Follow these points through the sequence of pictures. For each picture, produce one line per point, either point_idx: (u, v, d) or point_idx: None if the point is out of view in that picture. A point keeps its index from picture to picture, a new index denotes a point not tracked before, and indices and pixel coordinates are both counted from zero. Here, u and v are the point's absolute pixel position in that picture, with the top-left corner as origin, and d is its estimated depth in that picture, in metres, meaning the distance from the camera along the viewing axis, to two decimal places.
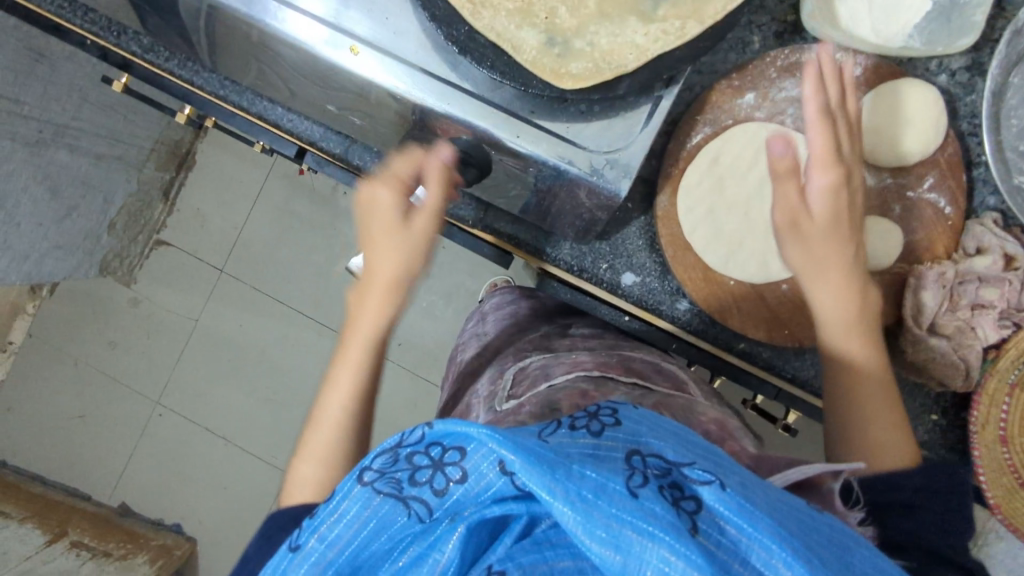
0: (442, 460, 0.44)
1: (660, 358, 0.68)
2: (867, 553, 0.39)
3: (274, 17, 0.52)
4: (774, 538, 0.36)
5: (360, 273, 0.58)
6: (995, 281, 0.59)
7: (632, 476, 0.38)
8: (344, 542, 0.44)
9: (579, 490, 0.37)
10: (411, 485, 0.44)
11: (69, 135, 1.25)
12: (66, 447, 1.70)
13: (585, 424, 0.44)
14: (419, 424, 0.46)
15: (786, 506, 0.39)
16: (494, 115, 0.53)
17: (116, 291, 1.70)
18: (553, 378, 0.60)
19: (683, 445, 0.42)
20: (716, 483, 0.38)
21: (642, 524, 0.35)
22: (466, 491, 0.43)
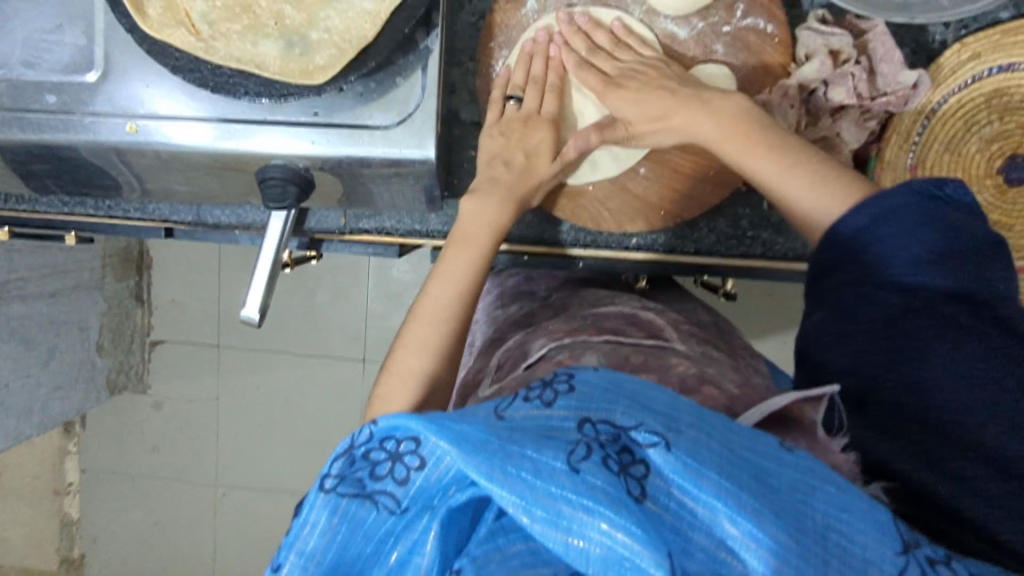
0: (400, 451, 0.37)
1: (633, 310, 0.67)
2: (830, 488, 0.34)
3: (51, 129, 0.54)
4: (718, 495, 0.32)
5: (254, 321, 0.60)
6: (839, 79, 0.57)
7: (574, 448, 0.34)
8: (325, 553, 0.36)
9: (518, 470, 0.33)
10: (373, 480, 0.37)
11: (14, 287, 1.27)
12: (154, 557, 1.71)
13: (538, 395, 0.39)
14: (366, 420, 0.39)
15: (744, 457, 0.35)
16: (280, 133, 0.54)
17: (135, 402, 1.66)
18: (530, 357, 0.57)
19: (640, 406, 0.37)
20: (663, 444, 0.34)
21: (579, 499, 0.32)
22: (428, 479, 0.36)
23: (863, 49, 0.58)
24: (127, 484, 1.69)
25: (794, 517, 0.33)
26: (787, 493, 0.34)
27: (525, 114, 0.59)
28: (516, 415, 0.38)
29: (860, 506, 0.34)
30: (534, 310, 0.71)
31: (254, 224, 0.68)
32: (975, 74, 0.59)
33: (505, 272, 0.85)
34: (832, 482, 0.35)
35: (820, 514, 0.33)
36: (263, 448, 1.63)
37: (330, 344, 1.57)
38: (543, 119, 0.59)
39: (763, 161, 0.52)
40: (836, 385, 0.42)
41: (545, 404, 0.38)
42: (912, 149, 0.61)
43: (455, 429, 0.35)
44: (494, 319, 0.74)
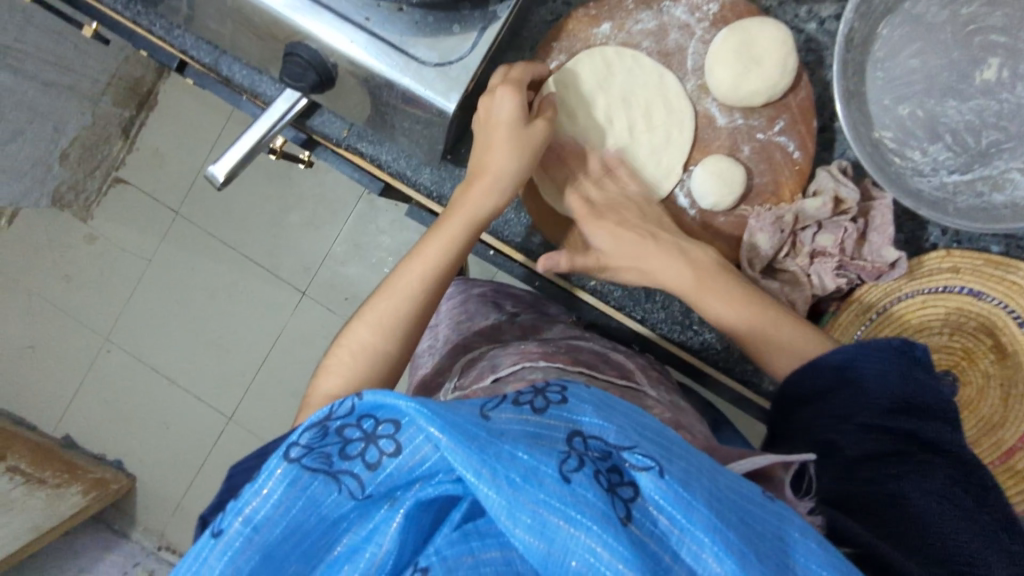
0: (376, 434, 0.39)
1: (605, 349, 0.66)
2: (812, 543, 0.36)
3: None
4: (707, 531, 0.34)
5: (216, 181, 0.60)
6: (831, 226, 0.61)
7: (567, 459, 0.36)
8: (273, 522, 0.38)
9: (509, 474, 0.35)
10: (341, 459, 0.39)
11: (13, 57, 1.23)
12: (13, 376, 1.63)
13: (529, 400, 0.40)
14: (350, 394, 0.41)
15: (732, 493, 0.36)
16: (324, 16, 0.54)
17: (71, 224, 1.61)
18: (499, 371, 0.57)
19: (634, 428, 0.39)
20: (655, 470, 0.36)
21: (566, 511, 0.34)
22: (399, 466, 0.38)
23: (864, 212, 0.62)
24: (20, 297, 1.62)
25: (776, 563, 0.34)
26: (773, 542, 0.35)
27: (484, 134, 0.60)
28: (501, 415, 0.39)
29: (833, 561, 0.35)
30: (503, 327, 0.73)
31: (262, 96, 0.68)
32: (943, 283, 0.62)
33: (476, 281, 0.85)
34: (813, 537, 0.36)
35: (801, 568, 0.35)
36: (170, 325, 1.59)
37: (279, 262, 1.55)
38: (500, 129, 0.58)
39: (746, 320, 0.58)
40: (811, 454, 0.44)
41: (535, 410, 0.40)
42: (865, 323, 0.64)
43: (445, 418, 0.37)
44: (460, 323, 0.75)
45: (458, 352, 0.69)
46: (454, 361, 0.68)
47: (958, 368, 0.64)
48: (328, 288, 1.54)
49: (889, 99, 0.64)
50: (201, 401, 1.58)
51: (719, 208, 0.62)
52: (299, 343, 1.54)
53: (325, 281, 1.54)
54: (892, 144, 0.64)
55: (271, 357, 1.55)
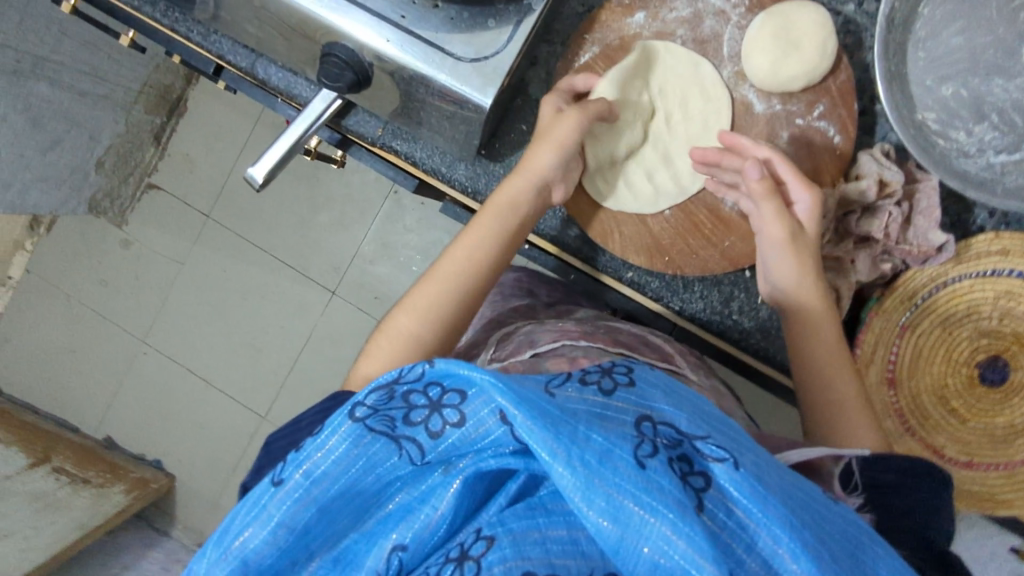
0: (440, 401, 0.40)
1: (645, 331, 0.65)
2: (878, 549, 0.37)
3: None
4: (784, 525, 0.34)
5: (254, 183, 0.59)
6: (877, 211, 0.60)
7: (640, 444, 0.36)
8: (332, 479, 0.39)
9: (584, 455, 0.35)
10: (404, 425, 0.40)
11: (50, 68, 1.26)
12: (57, 380, 1.68)
13: (596, 381, 0.42)
14: (419, 361, 0.41)
15: (800, 492, 0.37)
16: (359, 15, 0.54)
17: (108, 230, 1.65)
18: (537, 346, 0.58)
19: (700, 417, 0.40)
20: (730, 462, 0.36)
21: (643, 497, 0.34)
22: (462, 437, 0.39)
23: (909, 196, 0.61)
24: (62, 302, 1.67)
25: (844, 563, 0.35)
26: (840, 540, 0.36)
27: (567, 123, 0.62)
28: (566, 393, 0.40)
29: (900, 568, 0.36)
30: (538, 307, 0.73)
31: (297, 98, 0.69)
32: (992, 267, 0.61)
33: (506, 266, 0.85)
34: (875, 543, 0.37)
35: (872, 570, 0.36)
36: (205, 327, 1.62)
37: (310, 263, 1.57)
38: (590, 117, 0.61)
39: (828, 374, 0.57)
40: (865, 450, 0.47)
41: (603, 392, 0.41)
42: (910, 309, 0.63)
43: (516, 392, 0.36)
44: (494, 303, 0.75)
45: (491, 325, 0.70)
46: (488, 334, 0.68)
47: (1007, 354, 0.61)
48: (358, 288, 1.55)
49: (932, 80, 0.63)
50: (235, 400, 1.60)
51: None
52: (330, 343, 1.56)
53: (354, 281, 1.56)
54: (936, 125, 0.63)
55: (303, 357, 1.57)
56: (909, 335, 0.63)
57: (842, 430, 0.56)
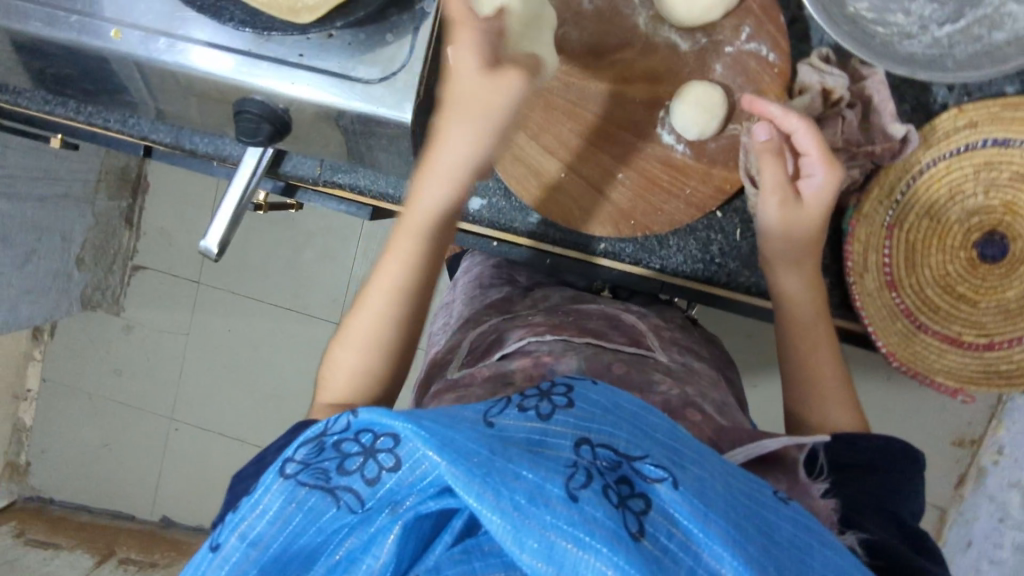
0: (374, 448, 0.39)
1: (617, 312, 0.68)
2: (827, 551, 0.37)
3: (37, 23, 0.53)
4: (726, 545, 0.34)
5: (210, 254, 0.59)
6: (830, 119, 0.58)
7: (574, 475, 0.36)
8: (268, 539, 0.38)
9: (515, 496, 0.34)
10: (339, 475, 0.39)
11: (3, 185, 1.26)
12: (101, 476, 1.71)
13: (534, 405, 0.42)
14: (345, 411, 0.41)
15: (749, 501, 0.38)
16: (258, 66, 0.53)
17: (107, 322, 1.65)
18: (507, 347, 0.60)
19: (643, 436, 0.40)
20: (669, 481, 0.37)
21: (573, 530, 0.33)
22: (399, 482, 0.38)
23: (859, 94, 0.59)
24: (83, 402, 1.69)
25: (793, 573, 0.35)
26: (789, 546, 0.36)
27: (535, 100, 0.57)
28: (505, 421, 0.40)
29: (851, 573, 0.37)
30: (514, 298, 0.72)
31: (231, 158, 0.68)
32: (965, 142, 0.58)
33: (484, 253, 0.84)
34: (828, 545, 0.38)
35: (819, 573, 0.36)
36: (224, 390, 1.63)
37: (309, 302, 1.57)
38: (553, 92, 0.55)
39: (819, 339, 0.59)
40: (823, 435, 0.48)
41: (542, 416, 0.41)
42: (890, 208, 0.60)
43: (445, 436, 0.36)
44: (474, 299, 0.74)
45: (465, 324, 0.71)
46: (462, 336, 0.68)
47: (1003, 226, 0.58)
48: None
49: None
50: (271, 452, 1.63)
51: (708, 134, 0.59)
52: None
53: None
54: (870, 15, 0.60)
55: None
56: (898, 232, 0.60)
57: (818, 398, 0.58)
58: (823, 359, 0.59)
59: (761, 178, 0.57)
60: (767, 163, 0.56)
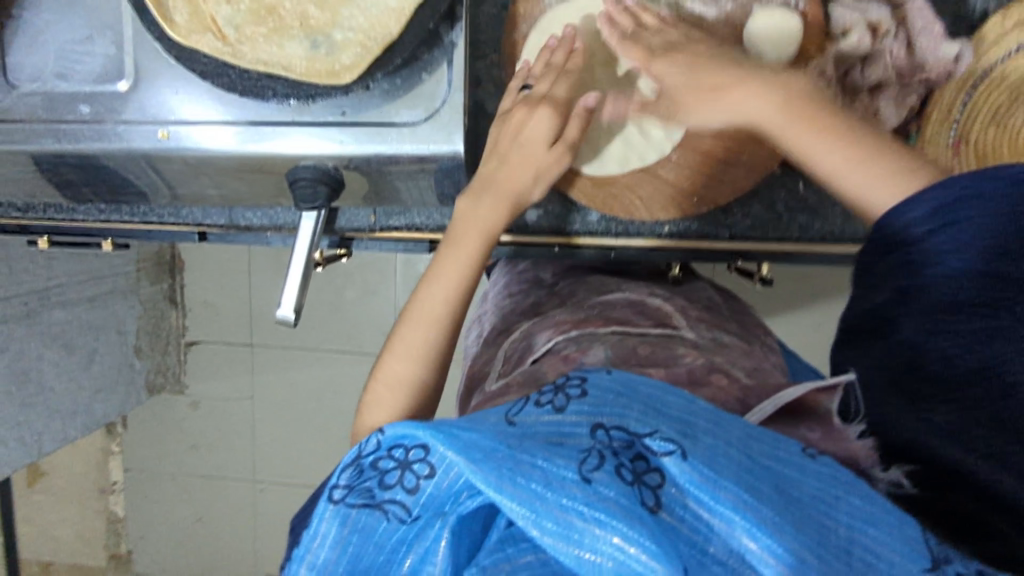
0: (409, 460, 0.39)
1: (640, 298, 0.73)
2: (853, 500, 0.37)
3: (81, 140, 0.54)
4: (738, 509, 0.34)
5: (289, 322, 0.60)
6: (877, 55, 0.57)
7: (587, 459, 0.37)
8: (334, 564, 0.39)
9: (530, 484, 0.35)
10: (382, 490, 0.40)
11: (55, 295, 1.31)
12: (200, 549, 1.75)
13: (550, 400, 0.42)
14: (372, 431, 0.41)
15: (764, 464, 0.38)
16: (303, 133, 0.54)
17: (173, 403, 1.69)
18: (537, 349, 0.63)
19: (655, 412, 0.40)
20: (678, 453, 0.36)
21: (591, 512, 0.34)
22: (438, 487, 0.38)
23: (902, 21, 0.57)
24: (168, 482, 1.73)
25: (818, 529, 0.35)
26: (809, 503, 0.36)
27: (531, 99, 0.59)
28: (526, 419, 0.41)
29: (881, 520, 0.36)
30: (541, 299, 0.79)
31: (286, 225, 0.69)
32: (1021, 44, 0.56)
33: (522, 266, 0.90)
34: (856, 494, 0.37)
35: (843, 528, 0.36)
36: (298, 443, 1.65)
37: (360, 340, 1.58)
38: (548, 103, 0.58)
39: (815, 139, 0.49)
40: (846, 375, 0.45)
41: (557, 409, 0.41)
42: (954, 125, 0.59)
43: (462, 438, 0.37)
44: (503, 309, 0.82)
45: (501, 334, 0.76)
46: (494, 349, 0.73)
47: None
48: None
49: None
50: None
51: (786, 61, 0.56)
52: None
53: None
54: None
55: None
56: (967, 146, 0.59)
57: (855, 177, 0.47)
58: (827, 151, 0.48)
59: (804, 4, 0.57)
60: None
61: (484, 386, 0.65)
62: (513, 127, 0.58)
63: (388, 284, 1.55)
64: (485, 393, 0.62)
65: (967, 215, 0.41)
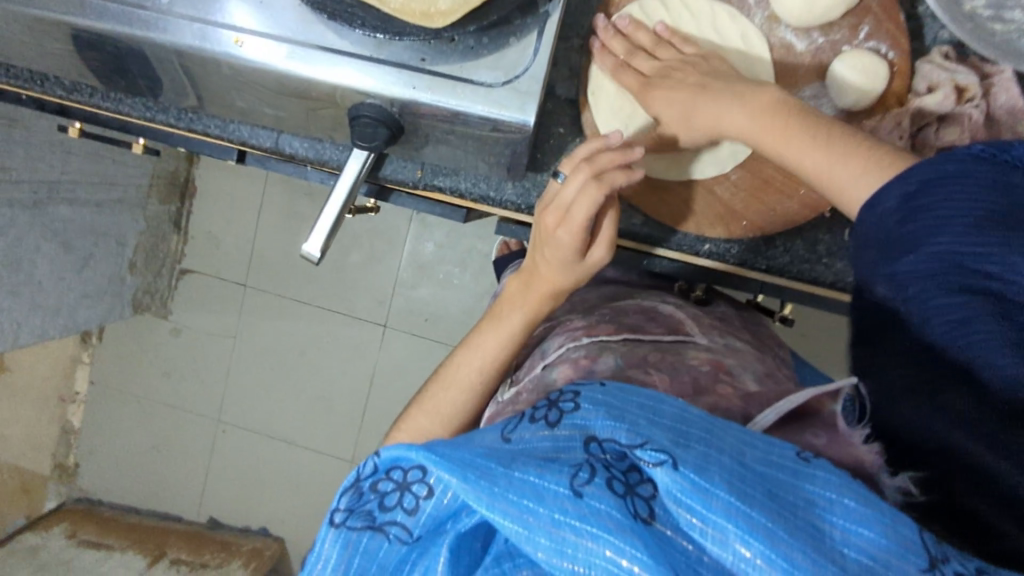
0: (407, 481, 0.41)
1: (653, 306, 0.72)
2: (848, 502, 0.35)
3: (150, 27, 0.53)
4: (728, 516, 0.34)
5: (313, 258, 0.58)
6: (954, 119, 0.58)
7: (577, 472, 0.37)
8: None
9: (519, 499, 0.36)
10: (383, 512, 0.42)
11: (65, 190, 1.28)
12: (148, 478, 1.73)
13: (544, 415, 0.43)
14: (369, 455, 0.43)
15: (756, 475, 0.37)
16: (376, 71, 0.52)
17: (155, 325, 1.67)
18: (548, 356, 0.63)
19: (648, 422, 0.40)
20: (668, 463, 0.36)
21: (584, 526, 0.35)
22: (437, 506, 0.40)
23: (986, 91, 0.58)
24: (131, 404, 1.71)
25: (810, 535, 0.34)
26: (803, 509, 0.36)
27: (559, 207, 0.55)
28: (522, 435, 0.42)
29: (879, 520, 0.34)
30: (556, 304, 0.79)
31: (330, 163, 0.69)
32: None
33: None
34: (852, 496, 0.36)
35: (837, 531, 0.35)
36: (269, 392, 1.63)
37: (354, 303, 1.57)
38: (573, 223, 0.54)
39: (802, 147, 0.51)
40: (852, 380, 0.45)
41: (550, 424, 0.42)
42: None
43: (455, 460, 0.38)
44: None
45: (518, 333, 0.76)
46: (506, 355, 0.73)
47: None
48: (407, 314, 1.55)
49: None
50: (318, 451, 1.63)
51: (861, 104, 0.58)
52: (396, 376, 1.57)
53: (402, 309, 1.55)
54: (988, 11, 0.57)
55: (374, 397, 1.59)
56: None
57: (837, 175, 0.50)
58: (803, 152, 0.51)
59: (875, 45, 0.59)
60: (885, 28, 0.59)
61: (496, 397, 0.62)
62: (546, 237, 0.57)
63: (397, 254, 1.53)
64: (496, 402, 0.61)
65: (958, 197, 0.43)
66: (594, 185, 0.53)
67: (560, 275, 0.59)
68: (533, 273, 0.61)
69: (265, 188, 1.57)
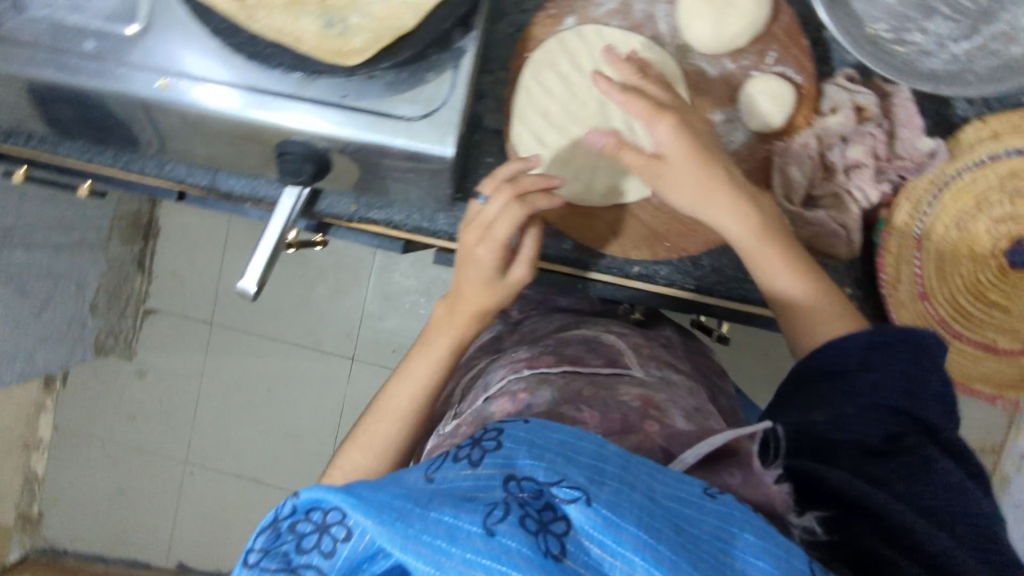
0: (327, 523, 0.40)
1: (595, 334, 0.72)
2: (748, 536, 0.36)
3: (77, 73, 0.54)
4: (637, 549, 0.34)
5: (249, 295, 0.58)
6: (858, 138, 0.61)
7: (492, 510, 0.36)
8: None
9: (432, 539, 0.35)
10: (299, 555, 0.40)
11: (21, 235, 1.27)
12: (115, 523, 1.69)
13: (468, 453, 0.41)
14: (289, 495, 0.41)
15: (664, 508, 0.37)
16: (299, 109, 0.54)
17: (119, 367, 1.65)
18: (490, 388, 0.63)
19: (567, 459, 0.39)
20: (582, 499, 0.36)
21: (495, 564, 0.34)
22: (354, 549, 0.39)
23: (887, 111, 0.63)
24: (95, 448, 1.67)
25: (712, 565, 0.35)
26: (707, 542, 0.36)
27: (480, 221, 0.58)
28: (445, 474, 0.41)
29: (773, 552, 0.36)
30: (504, 336, 0.80)
31: (265, 199, 0.69)
32: (987, 154, 0.61)
33: None
34: (751, 529, 0.37)
35: (741, 563, 0.35)
36: (236, 431, 1.61)
37: (320, 338, 1.56)
38: (494, 237, 0.57)
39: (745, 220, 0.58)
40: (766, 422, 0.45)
41: (472, 463, 0.40)
42: (921, 218, 0.62)
43: (370, 499, 0.37)
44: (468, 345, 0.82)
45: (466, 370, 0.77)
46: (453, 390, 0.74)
47: None
48: (373, 346, 1.55)
49: None
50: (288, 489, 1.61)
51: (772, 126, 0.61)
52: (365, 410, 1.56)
53: (368, 342, 1.55)
54: (889, 35, 0.62)
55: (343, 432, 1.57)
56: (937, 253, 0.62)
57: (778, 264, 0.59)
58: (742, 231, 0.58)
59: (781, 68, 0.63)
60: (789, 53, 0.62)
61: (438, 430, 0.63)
62: (466, 252, 0.59)
63: (361, 286, 1.54)
64: (438, 436, 0.61)
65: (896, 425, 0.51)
66: (519, 205, 0.57)
67: (483, 297, 0.60)
68: (457, 297, 0.61)
69: (227, 226, 1.57)
